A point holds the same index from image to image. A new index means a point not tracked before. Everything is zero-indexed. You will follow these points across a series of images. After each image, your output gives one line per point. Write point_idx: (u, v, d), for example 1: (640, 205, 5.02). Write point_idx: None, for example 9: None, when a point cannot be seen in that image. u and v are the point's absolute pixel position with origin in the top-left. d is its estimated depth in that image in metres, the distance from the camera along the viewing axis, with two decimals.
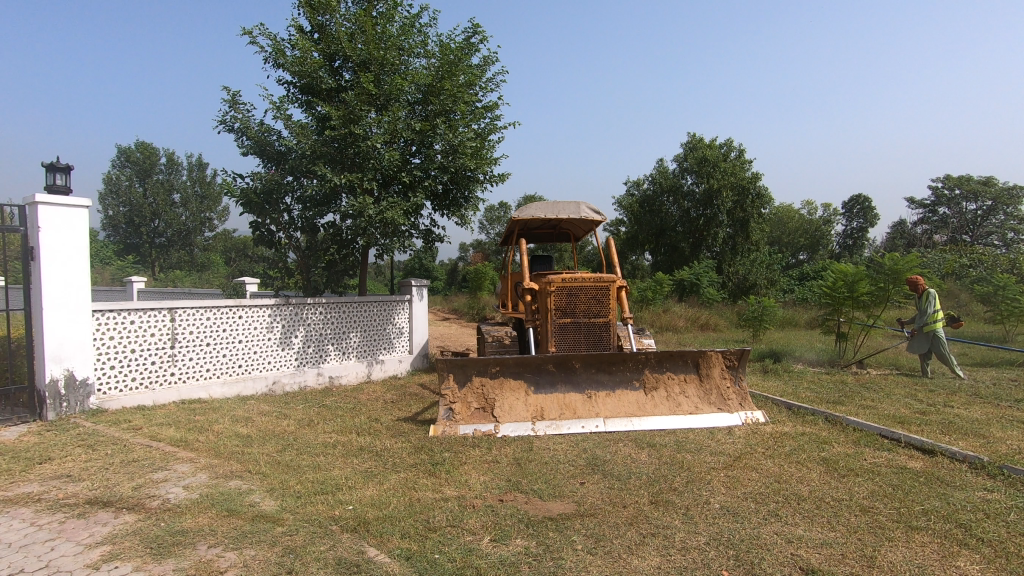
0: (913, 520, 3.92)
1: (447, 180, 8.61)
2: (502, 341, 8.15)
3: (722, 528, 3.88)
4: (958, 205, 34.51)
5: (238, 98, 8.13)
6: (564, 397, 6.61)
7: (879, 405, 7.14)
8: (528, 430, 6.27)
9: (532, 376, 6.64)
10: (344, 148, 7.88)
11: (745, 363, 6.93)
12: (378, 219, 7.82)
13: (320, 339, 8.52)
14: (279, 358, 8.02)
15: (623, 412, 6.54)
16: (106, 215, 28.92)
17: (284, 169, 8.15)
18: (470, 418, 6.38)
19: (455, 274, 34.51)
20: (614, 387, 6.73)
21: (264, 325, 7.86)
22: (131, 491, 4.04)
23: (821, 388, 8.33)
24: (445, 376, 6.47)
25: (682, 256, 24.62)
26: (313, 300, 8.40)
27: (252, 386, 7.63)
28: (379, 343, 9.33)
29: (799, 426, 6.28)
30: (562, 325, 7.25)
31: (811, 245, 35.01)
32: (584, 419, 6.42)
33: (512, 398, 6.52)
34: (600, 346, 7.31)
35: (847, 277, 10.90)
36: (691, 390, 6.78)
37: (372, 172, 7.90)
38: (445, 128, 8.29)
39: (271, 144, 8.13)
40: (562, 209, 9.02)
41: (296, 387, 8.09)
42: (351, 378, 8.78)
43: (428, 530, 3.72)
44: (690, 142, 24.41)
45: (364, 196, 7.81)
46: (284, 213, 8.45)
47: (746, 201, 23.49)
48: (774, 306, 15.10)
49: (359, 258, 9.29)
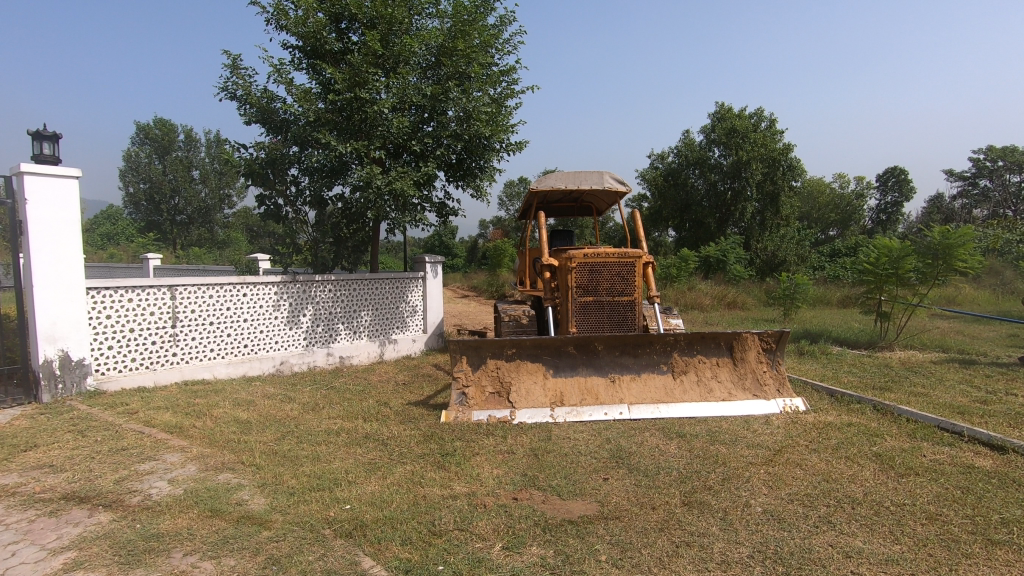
0: (992, 533, 3.38)
1: (461, 149, 8.07)
2: (519, 320, 7.68)
3: (766, 538, 3.40)
4: (1000, 177, 32.74)
5: (240, 62, 7.66)
6: (585, 381, 6.14)
7: (931, 393, 6.53)
8: (546, 417, 5.84)
9: (550, 359, 6.16)
10: (350, 114, 7.36)
11: (784, 346, 6.35)
12: (387, 190, 7.34)
13: (329, 318, 8.17)
14: (287, 337, 7.70)
15: (649, 398, 6.06)
16: (128, 193, 29.20)
17: (289, 136, 7.67)
18: (484, 404, 5.96)
19: (474, 252, 34.19)
20: (639, 371, 6.24)
21: (270, 304, 7.52)
22: (112, 485, 3.71)
23: (864, 373, 7.71)
24: (457, 358, 6.03)
25: (708, 232, 23.74)
26: (322, 277, 8.03)
27: (259, 367, 7.32)
28: (392, 322, 8.96)
29: (845, 416, 5.72)
30: (583, 304, 6.74)
31: (842, 222, 33.65)
32: (607, 405, 5.96)
33: (529, 382, 6.08)
34: (624, 326, 6.80)
35: (891, 253, 10.12)
36: (724, 375, 6.25)
37: (380, 139, 7.38)
38: (459, 92, 7.68)
39: (275, 111, 7.64)
40: (584, 180, 8.44)
41: (304, 368, 7.77)
42: (363, 359, 8.44)
43: (432, 535, 3.31)
44: (719, 112, 23.31)
45: (371, 165, 7.32)
46: (291, 185, 8.05)
47: (776, 173, 22.42)
48: (807, 284, 14.38)
49: (370, 232, 8.85)
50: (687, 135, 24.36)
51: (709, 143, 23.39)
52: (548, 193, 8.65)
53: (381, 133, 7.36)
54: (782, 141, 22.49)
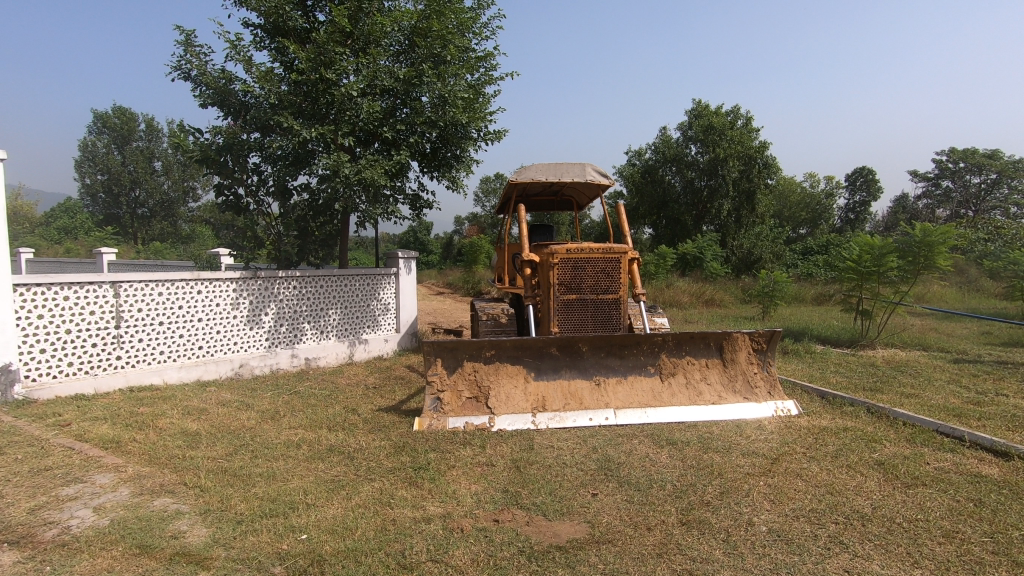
0: (1016, 552, 3.10)
1: (436, 138, 7.61)
2: (497, 319, 7.26)
3: (776, 563, 3.06)
4: (962, 178, 33.58)
5: (193, 39, 7.04)
6: (569, 384, 5.76)
7: (923, 394, 6.33)
8: (527, 423, 5.45)
9: (532, 361, 5.77)
10: (315, 97, 6.81)
11: (775, 347, 6.08)
12: (356, 180, 6.83)
13: (294, 316, 7.63)
14: (247, 338, 7.14)
15: (636, 402, 5.72)
16: (84, 184, 27.83)
17: (248, 121, 7.08)
18: (461, 410, 5.54)
19: (450, 249, 33.66)
20: (626, 373, 5.89)
21: (228, 302, 6.96)
22: (24, 516, 3.17)
23: (851, 373, 7.51)
24: (431, 361, 5.59)
25: (684, 229, 23.68)
26: (285, 273, 7.49)
27: (215, 370, 6.74)
28: (362, 321, 8.45)
29: (840, 420, 5.47)
30: (566, 302, 6.36)
31: (812, 220, 34.10)
32: (592, 411, 5.60)
33: (509, 386, 5.67)
34: (609, 325, 6.44)
35: (873, 250, 10.03)
36: (713, 377, 5.95)
37: (348, 124, 6.85)
38: (434, 76, 7.20)
39: (232, 93, 7.03)
40: (565, 172, 8.06)
41: (266, 371, 7.22)
42: (331, 360, 7.93)
43: (402, 569, 2.88)
44: (696, 109, 23.27)
45: (339, 152, 6.80)
46: (251, 174, 7.47)
47: (752, 171, 22.45)
48: (786, 281, 14.29)
49: (338, 225, 8.33)
50: (664, 132, 24.26)
51: (687, 140, 23.32)
52: (528, 186, 8.23)
53: (350, 118, 6.85)
54: (759, 138, 22.53)
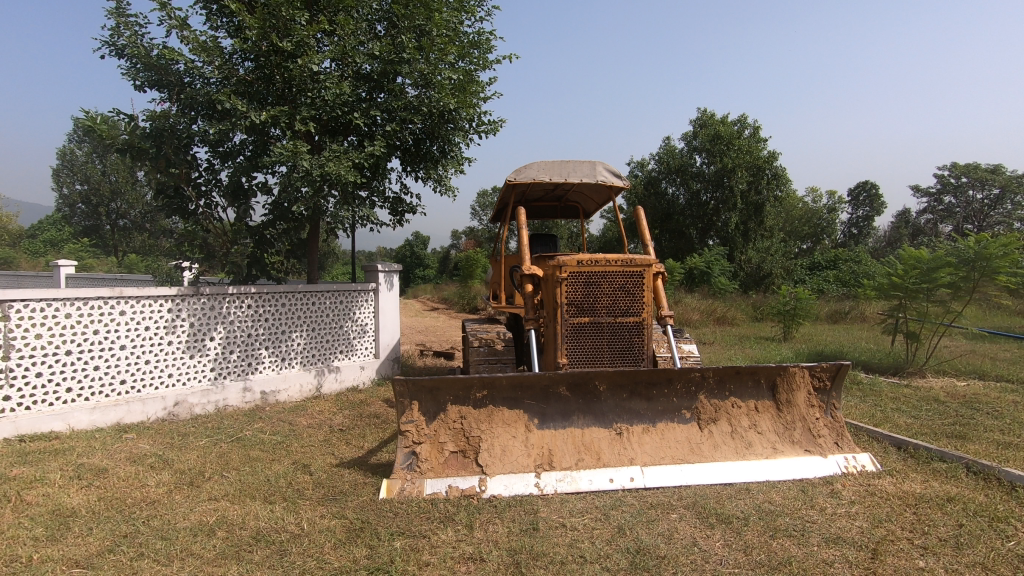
0: None
1: (420, 129, 6.41)
2: (492, 346, 5.99)
3: None
4: (964, 194, 32.48)
5: (126, 8, 5.88)
6: (583, 434, 4.49)
7: (1022, 443, 5.07)
8: (529, 487, 4.17)
9: (534, 404, 4.50)
10: (271, 75, 5.65)
11: (842, 384, 4.82)
12: (318, 175, 5.60)
13: (247, 341, 6.35)
14: (187, 368, 5.86)
15: (668, 458, 4.45)
16: (61, 195, 26.65)
17: (193, 105, 5.87)
18: (443, 469, 4.27)
19: (445, 263, 32.49)
20: (653, 419, 4.61)
21: (161, 325, 5.68)
22: None
23: (917, 411, 6.24)
24: (405, 405, 4.33)
25: (690, 242, 22.50)
26: (237, 290, 6.22)
27: (140, 411, 5.45)
28: (334, 345, 7.18)
29: (938, 485, 4.20)
30: (577, 326, 5.10)
31: (814, 236, 32.71)
32: (613, 469, 4.32)
33: (505, 436, 4.39)
34: (630, 356, 5.19)
35: (921, 264, 8.80)
36: (765, 424, 4.68)
37: (309, 107, 5.62)
38: (417, 53, 6.00)
39: (172, 72, 5.84)
40: (573, 171, 6.82)
41: (209, 409, 5.92)
42: (293, 394, 6.65)
43: None
44: (701, 118, 22.26)
45: (298, 141, 5.58)
46: (199, 171, 6.25)
47: (761, 183, 21.27)
48: (809, 298, 13.08)
49: (307, 232, 7.10)
50: (669, 142, 23.25)
51: (692, 150, 22.25)
52: (528, 188, 7.01)
53: (311, 99, 5.63)
54: (767, 149, 21.44)
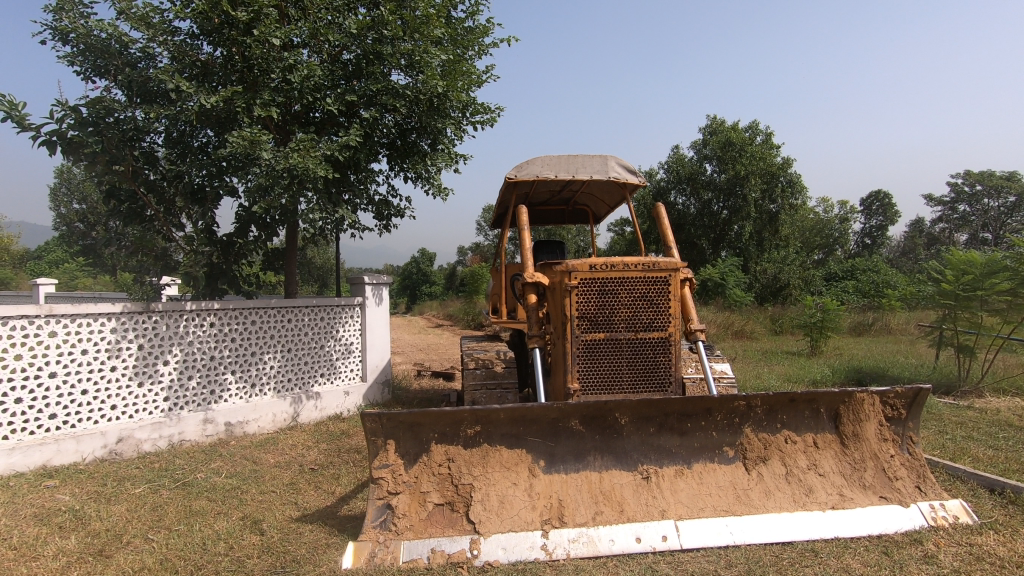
0: None
1: (406, 118, 5.62)
2: (491, 368, 5.12)
3: None
4: (980, 203, 31.30)
5: None
6: (602, 479, 3.58)
7: None
8: (534, 550, 3.26)
9: (539, 443, 3.61)
10: (231, 56, 4.91)
11: (921, 413, 3.91)
12: (283, 170, 4.80)
13: (210, 366, 5.51)
14: (135, 398, 5.03)
15: (710, 509, 3.52)
16: (59, 215, 26.24)
17: (144, 95, 5.12)
18: (425, 528, 3.38)
19: (450, 280, 31.72)
20: (688, 459, 3.71)
21: (102, 349, 4.85)
22: None
23: (996, 440, 5.26)
24: (377, 445, 3.45)
25: (701, 254, 21.57)
26: (196, 306, 5.40)
27: (74, 451, 4.62)
28: (313, 368, 6.33)
29: None
30: (590, 344, 4.23)
31: (828, 246, 31.63)
32: (640, 525, 3.40)
33: (504, 483, 3.50)
34: (655, 379, 4.29)
35: (974, 270, 7.85)
36: (828, 464, 3.76)
37: (273, 92, 4.86)
38: (400, 30, 5.23)
39: (121, 56, 5.12)
40: (581, 167, 5.97)
41: (161, 446, 5.08)
42: (265, 425, 5.80)
43: None
44: (710, 125, 21.50)
45: (259, 129, 4.79)
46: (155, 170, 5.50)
47: (775, 190, 20.40)
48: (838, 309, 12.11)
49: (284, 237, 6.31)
50: (677, 151, 22.46)
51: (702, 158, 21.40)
52: (532, 187, 6.18)
53: (276, 82, 4.94)
54: (780, 155, 20.60)
